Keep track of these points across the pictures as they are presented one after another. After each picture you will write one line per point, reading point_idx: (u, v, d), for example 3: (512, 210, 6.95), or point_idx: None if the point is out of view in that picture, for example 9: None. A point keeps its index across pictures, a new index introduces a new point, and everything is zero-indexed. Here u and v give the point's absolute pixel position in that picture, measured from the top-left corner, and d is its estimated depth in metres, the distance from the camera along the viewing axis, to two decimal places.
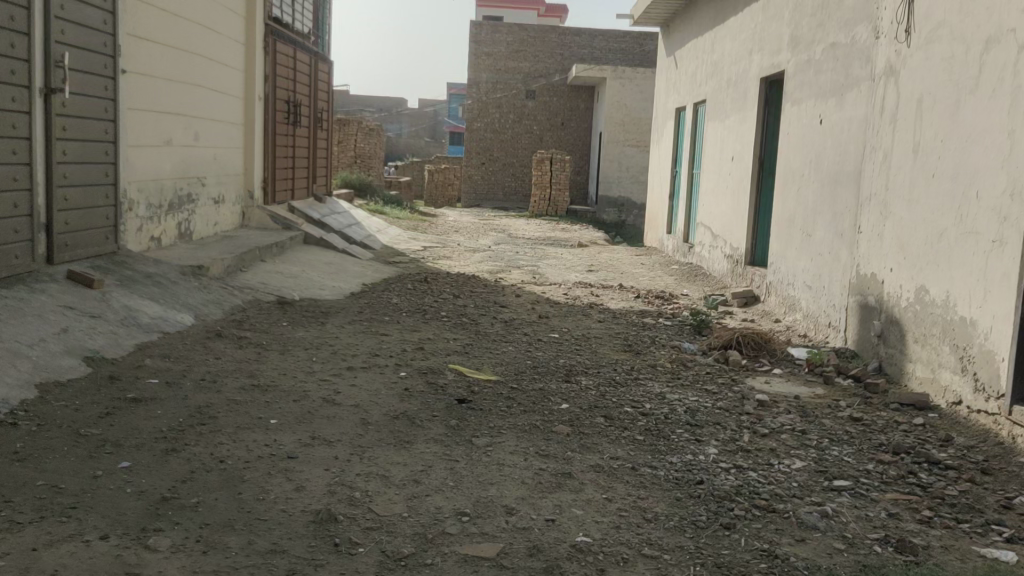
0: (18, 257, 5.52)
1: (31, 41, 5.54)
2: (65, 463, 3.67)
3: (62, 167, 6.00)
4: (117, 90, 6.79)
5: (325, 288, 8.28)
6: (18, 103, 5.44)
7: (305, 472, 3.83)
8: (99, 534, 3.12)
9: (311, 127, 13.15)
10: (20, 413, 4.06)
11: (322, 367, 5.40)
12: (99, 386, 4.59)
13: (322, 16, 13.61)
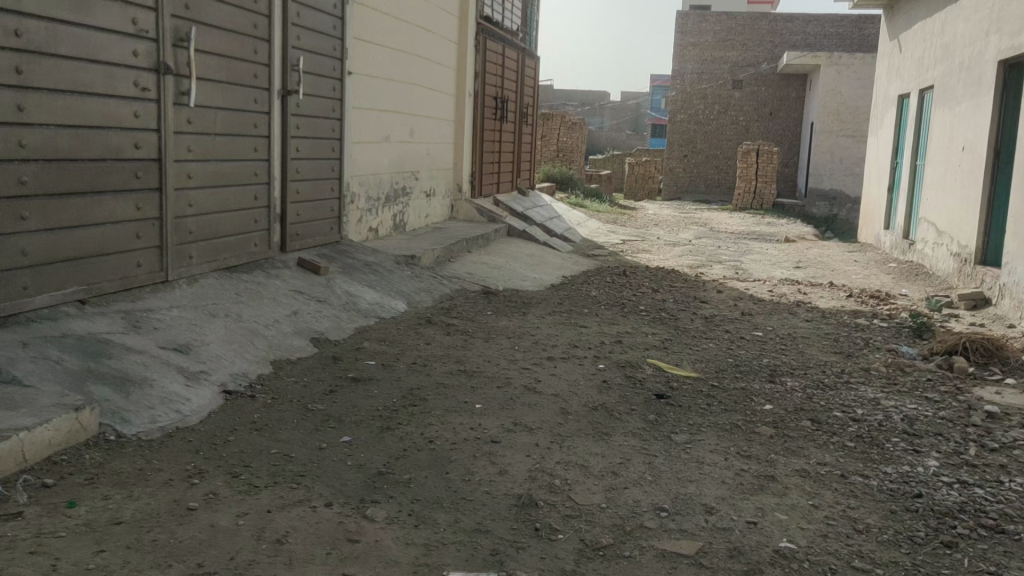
0: (257, 246, 6.10)
1: (271, 47, 6.09)
2: (294, 434, 4.02)
3: (295, 162, 6.55)
4: (343, 90, 7.30)
5: (528, 279, 8.49)
6: (259, 104, 5.99)
7: (507, 456, 3.97)
8: (325, 501, 3.40)
9: (517, 122, 13.52)
10: (258, 387, 4.50)
11: (524, 356, 5.56)
12: (324, 365, 4.99)
13: (530, 13, 13.97)
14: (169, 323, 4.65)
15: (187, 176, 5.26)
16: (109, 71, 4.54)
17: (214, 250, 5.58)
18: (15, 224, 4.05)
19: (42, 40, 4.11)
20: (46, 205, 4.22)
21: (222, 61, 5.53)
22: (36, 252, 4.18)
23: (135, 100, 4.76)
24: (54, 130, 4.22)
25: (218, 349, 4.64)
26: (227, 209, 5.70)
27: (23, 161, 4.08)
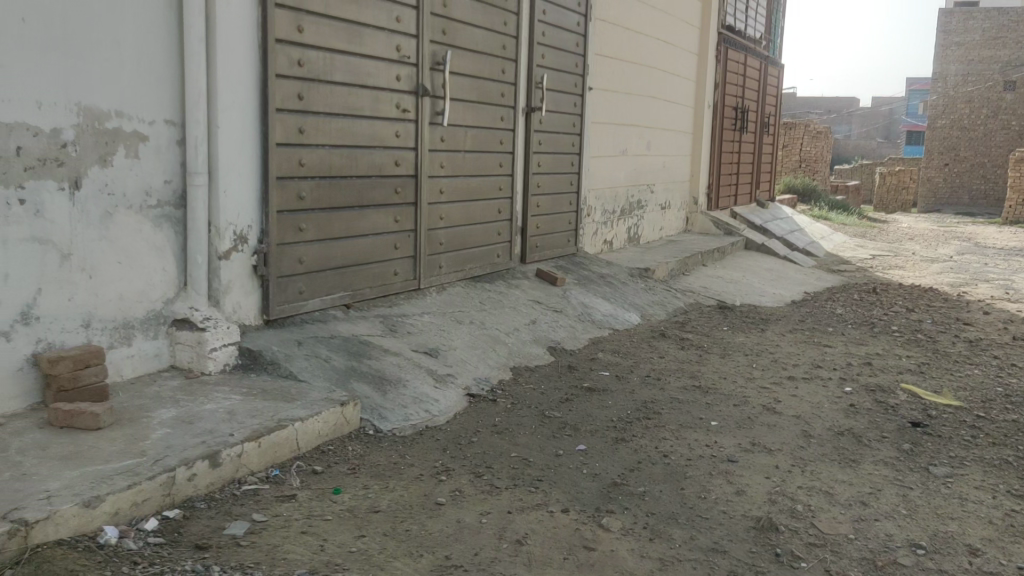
0: (499, 257, 6.38)
1: (518, 66, 6.35)
2: (533, 439, 4.16)
3: (536, 176, 6.79)
4: (584, 105, 7.46)
5: (766, 294, 8.20)
6: (505, 122, 6.27)
7: (746, 477, 3.85)
8: (562, 507, 3.48)
9: (758, 133, 13.13)
10: (499, 391, 4.70)
11: (763, 374, 5.37)
12: (560, 373, 5.11)
13: (775, 19, 13.54)
14: (420, 328, 4.98)
15: (440, 191, 5.61)
16: (375, 94, 4.96)
17: (461, 260, 5.91)
18: (295, 235, 4.53)
19: (321, 69, 4.57)
20: (320, 218, 4.67)
21: (473, 81, 5.85)
22: (310, 261, 4.64)
23: (397, 120, 5.16)
24: (329, 150, 4.67)
25: (463, 353, 4.90)
26: (474, 221, 6.01)
27: (303, 178, 4.55)
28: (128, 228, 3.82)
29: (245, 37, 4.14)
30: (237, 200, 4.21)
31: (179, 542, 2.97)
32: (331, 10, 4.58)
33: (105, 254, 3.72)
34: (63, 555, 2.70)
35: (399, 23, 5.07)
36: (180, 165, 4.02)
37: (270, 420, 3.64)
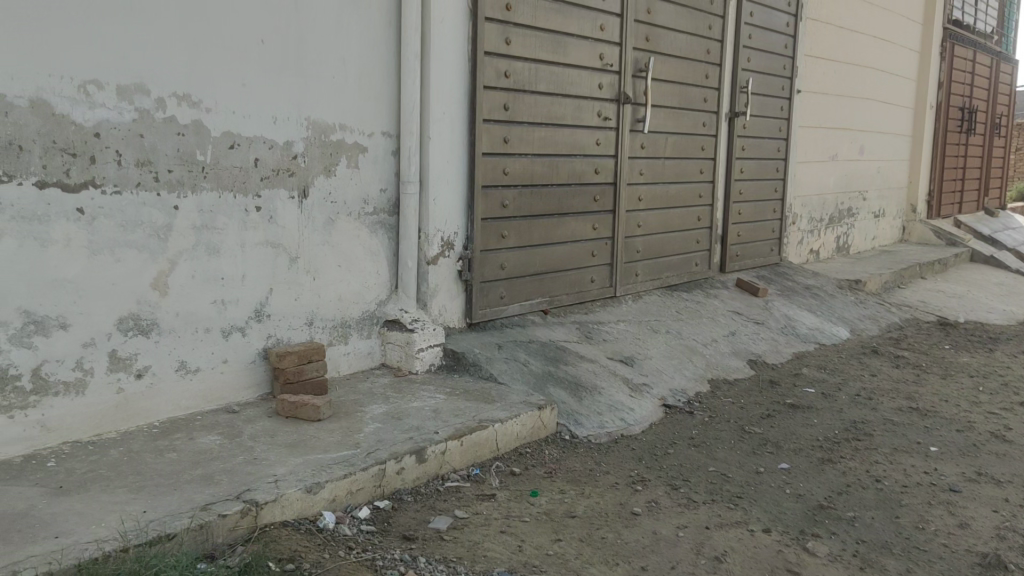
0: (697, 266, 6.26)
1: (722, 71, 6.21)
2: (733, 454, 4.04)
3: (738, 184, 6.60)
4: (791, 109, 7.18)
5: (994, 311, 7.50)
6: (707, 128, 6.14)
7: (970, 509, 3.53)
8: (763, 527, 3.35)
9: (987, 135, 12.07)
10: (696, 404, 4.60)
11: (991, 399, 4.91)
12: (761, 388, 4.93)
13: (1010, 12, 12.42)
14: (616, 336, 4.98)
15: (639, 198, 5.59)
16: (577, 103, 5.02)
17: (658, 268, 5.86)
18: (497, 241, 4.66)
19: (527, 80, 4.68)
20: (521, 225, 4.78)
21: (676, 87, 5.78)
22: (512, 267, 4.76)
23: (598, 128, 5.19)
24: (531, 158, 4.77)
25: (659, 363, 4.84)
26: (672, 229, 5.94)
27: (507, 187, 4.68)
28: (348, 234, 4.09)
29: (457, 52, 4.32)
30: (446, 208, 4.39)
31: (388, 532, 3.13)
32: (538, 22, 4.69)
33: (327, 257, 4.01)
34: (288, 535, 2.92)
35: (603, 31, 5.11)
36: (394, 174, 4.26)
37: (473, 420, 3.76)
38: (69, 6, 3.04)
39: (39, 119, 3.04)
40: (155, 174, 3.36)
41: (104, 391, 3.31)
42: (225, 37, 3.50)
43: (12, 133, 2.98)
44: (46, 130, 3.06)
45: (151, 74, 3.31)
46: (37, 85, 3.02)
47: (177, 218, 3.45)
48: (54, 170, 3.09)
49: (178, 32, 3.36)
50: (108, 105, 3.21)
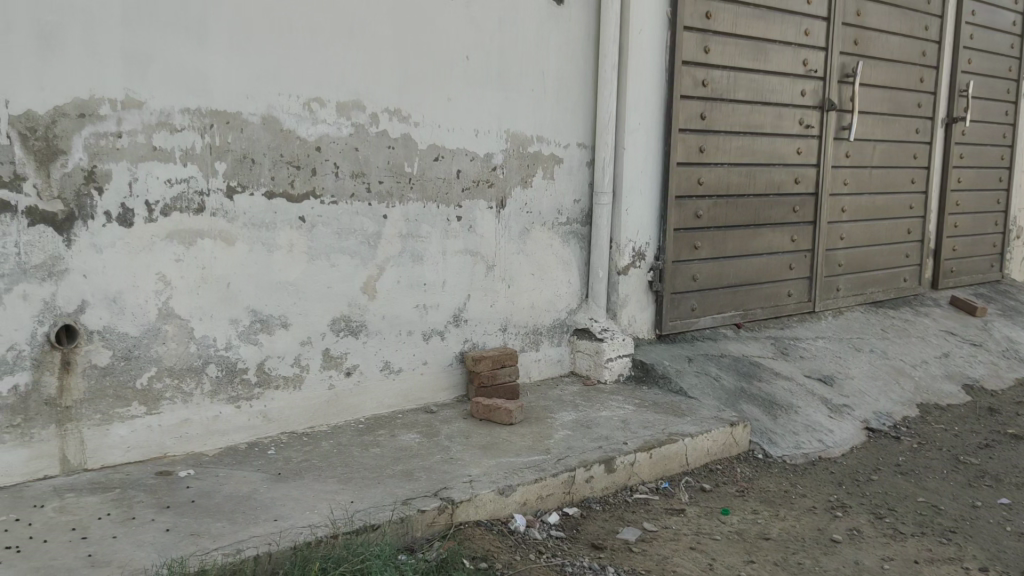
0: (906, 281, 5.88)
1: (938, 74, 5.80)
2: (944, 485, 3.75)
3: (954, 194, 6.14)
4: (1018, 113, 6.60)
5: None
6: (920, 134, 5.77)
7: None
8: (980, 565, 3.09)
9: None
10: (902, 429, 4.32)
11: None
12: (978, 415, 4.55)
13: None
14: (814, 353, 4.77)
15: (842, 210, 5.33)
16: (777, 111, 4.86)
17: (862, 283, 5.56)
18: (690, 252, 4.60)
19: (725, 88, 4.59)
20: (715, 236, 4.69)
21: (886, 92, 5.47)
22: (704, 278, 4.68)
23: (799, 136, 5.01)
24: (728, 168, 4.67)
25: (862, 383, 4.59)
26: (878, 242, 5.62)
27: (701, 197, 4.60)
28: (541, 243, 4.19)
29: (654, 61, 4.31)
30: (639, 218, 4.38)
31: (577, 539, 3.16)
32: (738, 29, 4.59)
33: (521, 266, 4.12)
34: (481, 535, 3.01)
35: (808, 36, 4.92)
36: (588, 185, 4.31)
37: (663, 432, 3.73)
38: (297, 31, 3.32)
39: (268, 134, 3.32)
40: (367, 185, 3.59)
41: (318, 387, 3.58)
42: (433, 54, 3.69)
43: (247, 147, 3.28)
44: (275, 144, 3.34)
45: (366, 91, 3.53)
46: (269, 104, 3.30)
47: (385, 226, 3.66)
48: (280, 181, 3.37)
49: (392, 51, 3.57)
50: (329, 121, 3.46)
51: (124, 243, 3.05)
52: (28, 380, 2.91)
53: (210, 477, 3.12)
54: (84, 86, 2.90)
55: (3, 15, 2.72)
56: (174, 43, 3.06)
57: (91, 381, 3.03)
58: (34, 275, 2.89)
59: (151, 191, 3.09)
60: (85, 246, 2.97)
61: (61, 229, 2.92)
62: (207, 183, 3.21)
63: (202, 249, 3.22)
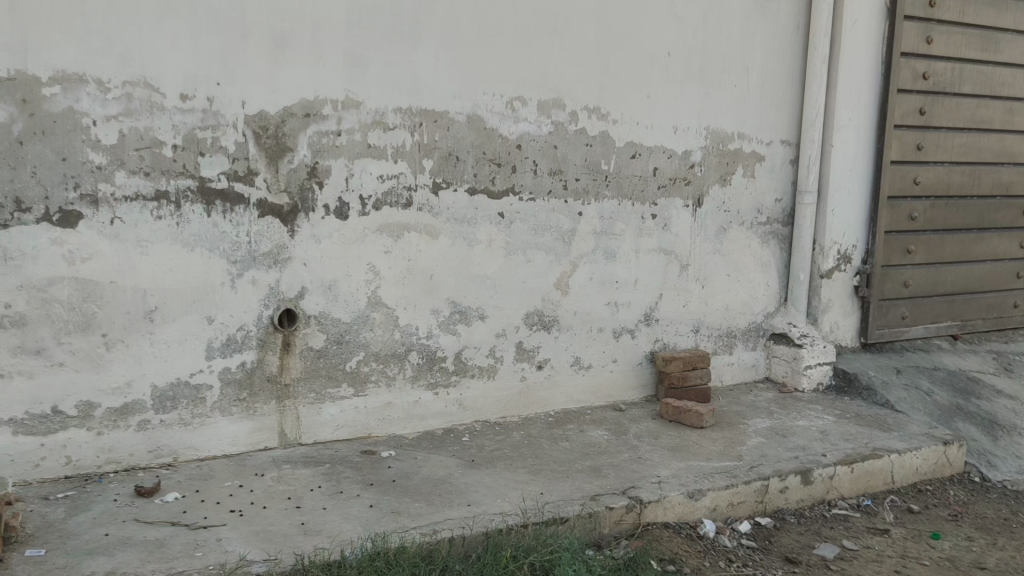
0: None
1: None
2: None
3: None
4: None
5: None
6: None
7: None
8: None
9: None
10: None
11: None
12: None
13: None
14: None
15: None
16: (1009, 106, 4.46)
17: None
18: (903, 257, 4.30)
19: (949, 82, 4.26)
20: (932, 241, 4.36)
21: None
22: (918, 285, 4.37)
23: None
24: (949, 168, 4.34)
25: None
26: None
27: (917, 198, 4.30)
28: (738, 244, 4.09)
29: (869, 55, 4.09)
30: (846, 220, 4.18)
31: (769, 550, 3.05)
32: (967, 17, 4.24)
33: (717, 267, 4.04)
34: (670, 537, 2.98)
35: None
36: (791, 184, 4.17)
37: (866, 447, 3.53)
38: (503, 32, 3.41)
39: (473, 133, 3.44)
40: (564, 183, 3.64)
41: (511, 379, 3.67)
42: (635, 52, 3.68)
43: (452, 145, 3.41)
44: (479, 142, 3.45)
45: (568, 90, 3.58)
46: (474, 103, 3.42)
47: (580, 223, 3.70)
48: (482, 178, 3.48)
49: (594, 50, 3.59)
50: (530, 119, 3.53)
51: (340, 235, 3.26)
52: (253, 358, 3.18)
53: (409, 459, 3.28)
54: (309, 88, 3.13)
55: (243, 24, 2.98)
56: (389, 46, 3.23)
57: (307, 362, 3.27)
58: (261, 262, 3.15)
59: (364, 187, 3.28)
60: (306, 237, 3.21)
61: (285, 220, 3.17)
62: (415, 179, 3.37)
63: (408, 242, 3.39)
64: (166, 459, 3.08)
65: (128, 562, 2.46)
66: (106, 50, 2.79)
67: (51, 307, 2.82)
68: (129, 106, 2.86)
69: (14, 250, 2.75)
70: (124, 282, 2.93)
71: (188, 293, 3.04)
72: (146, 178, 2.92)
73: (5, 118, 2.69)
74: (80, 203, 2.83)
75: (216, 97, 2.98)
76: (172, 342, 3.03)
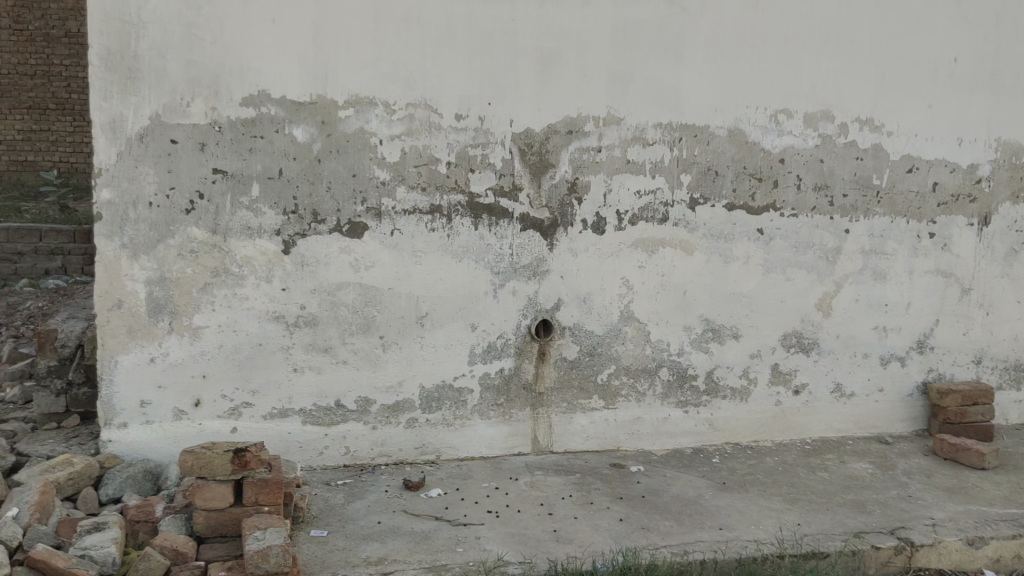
0: None
1: None
2: None
3: None
4: None
5: None
6: None
7: None
8: None
9: None
10: None
11: None
12: None
13: None
14: None
15: None
16: None
17: None
18: None
19: None
20: None
21: None
22: None
23: None
24: None
25: None
26: None
27: None
28: None
29: None
30: None
31: None
32: None
33: (1006, 293, 3.73)
34: None
35: None
36: None
37: None
38: (771, 43, 3.32)
39: (733, 147, 3.37)
40: (831, 198, 3.48)
41: (765, 402, 3.55)
42: (914, 59, 3.47)
43: (712, 160, 3.36)
44: (740, 157, 3.38)
45: (838, 101, 3.42)
46: (736, 116, 3.35)
47: (847, 242, 3.52)
48: (741, 194, 3.40)
49: (868, 59, 3.42)
50: (795, 133, 3.41)
51: (596, 249, 3.32)
52: (511, 365, 3.31)
53: (659, 476, 3.25)
54: (573, 106, 3.21)
55: (515, 46, 3.12)
56: (654, 62, 3.25)
57: (561, 372, 3.35)
58: (521, 273, 3.27)
59: (622, 202, 3.31)
60: (564, 251, 3.29)
61: (545, 234, 3.27)
62: (672, 195, 3.35)
63: (663, 257, 3.38)
64: (430, 456, 3.28)
65: (398, 551, 2.63)
66: (394, 75, 3.03)
67: (338, 309, 3.10)
68: (411, 126, 3.08)
69: (310, 257, 3.05)
70: (400, 289, 3.16)
71: (455, 301, 3.22)
72: (422, 193, 3.13)
73: (307, 138, 2.99)
74: (366, 215, 3.08)
75: (487, 116, 3.14)
76: (439, 346, 3.23)
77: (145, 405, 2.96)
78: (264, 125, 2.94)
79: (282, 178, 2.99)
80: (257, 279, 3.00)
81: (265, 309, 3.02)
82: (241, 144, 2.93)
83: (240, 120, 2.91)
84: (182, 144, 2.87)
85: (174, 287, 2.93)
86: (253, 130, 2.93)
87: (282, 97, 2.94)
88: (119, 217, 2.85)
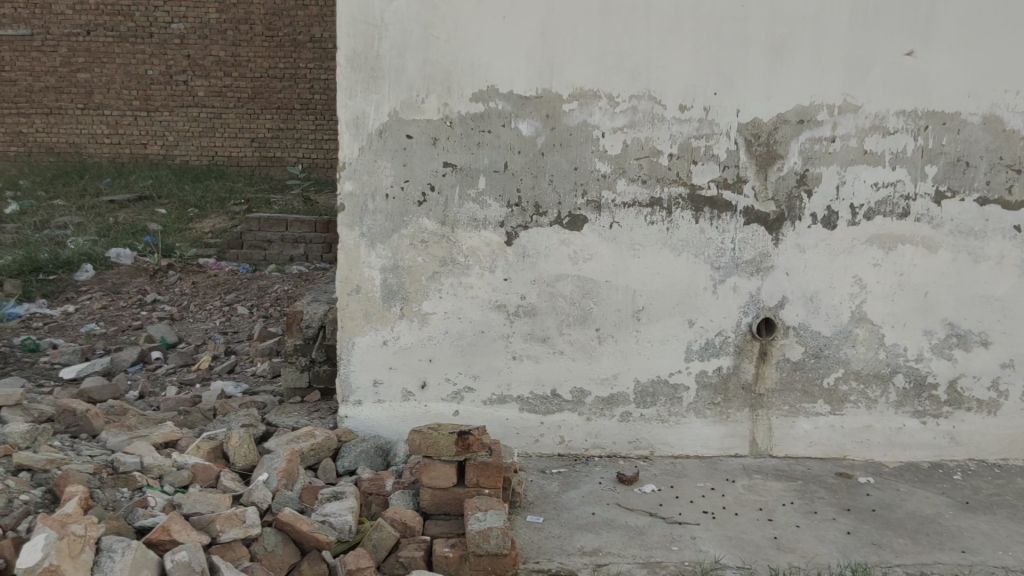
0: None
1: None
2: None
3: None
4: None
5: None
6: None
7: None
8: None
9: None
10: None
11: None
12: None
13: None
14: None
15: None
16: None
17: None
18: None
19: None
20: None
21: None
22: None
23: None
24: None
25: None
26: None
27: None
28: None
29: None
30: None
31: None
32: None
33: None
34: None
35: None
36: None
37: None
38: None
39: (989, 135, 3.12)
40: None
41: (1018, 416, 3.25)
42: None
43: (962, 150, 3.11)
44: (996, 146, 3.12)
45: None
46: (993, 102, 3.10)
47: None
48: (996, 187, 3.15)
49: None
50: None
51: (826, 245, 3.14)
52: (730, 364, 3.20)
53: (890, 489, 3.04)
54: (806, 94, 3.06)
55: (745, 33, 3.01)
56: (897, 44, 3.04)
57: (783, 373, 3.21)
58: (744, 269, 3.16)
59: (857, 195, 3.11)
60: (790, 246, 3.14)
61: (771, 228, 3.14)
62: (915, 187, 3.12)
63: (903, 255, 3.15)
64: (644, 451, 3.25)
65: (612, 544, 2.63)
66: (618, 67, 3.02)
67: (557, 301, 3.14)
68: (634, 118, 3.05)
69: (531, 249, 3.11)
70: (618, 282, 3.15)
71: (674, 296, 3.16)
72: (643, 185, 3.10)
73: (533, 132, 3.05)
74: (586, 208, 3.10)
75: (713, 106, 3.06)
76: (655, 341, 3.18)
77: (378, 385, 3.16)
78: (491, 119, 3.03)
79: (507, 171, 3.06)
80: (482, 269, 3.11)
81: (487, 298, 3.12)
82: (470, 138, 3.03)
83: (470, 116, 3.02)
84: (417, 138, 3.02)
85: (405, 276, 3.09)
86: (481, 125, 3.03)
87: (509, 92, 3.01)
88: (360, 207, 3.05)
